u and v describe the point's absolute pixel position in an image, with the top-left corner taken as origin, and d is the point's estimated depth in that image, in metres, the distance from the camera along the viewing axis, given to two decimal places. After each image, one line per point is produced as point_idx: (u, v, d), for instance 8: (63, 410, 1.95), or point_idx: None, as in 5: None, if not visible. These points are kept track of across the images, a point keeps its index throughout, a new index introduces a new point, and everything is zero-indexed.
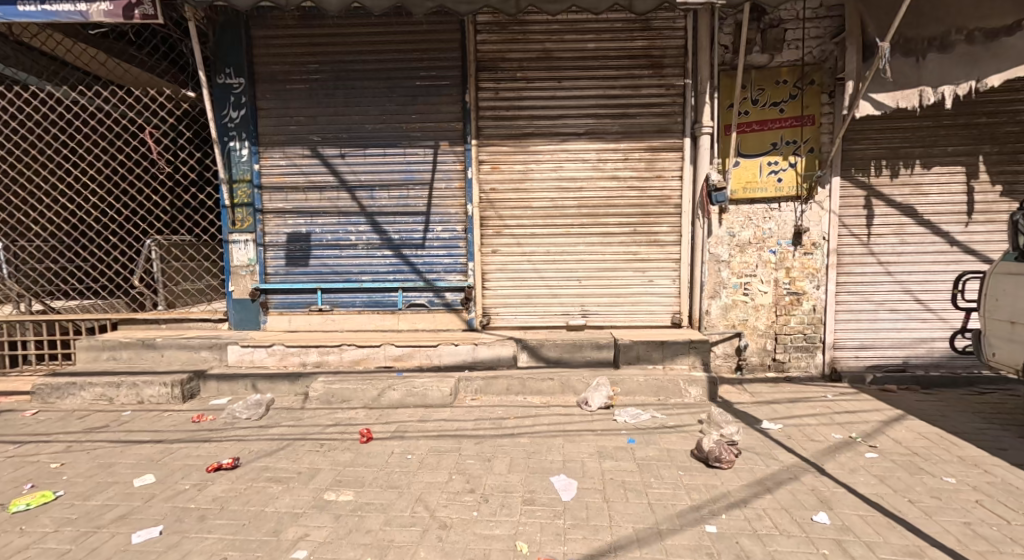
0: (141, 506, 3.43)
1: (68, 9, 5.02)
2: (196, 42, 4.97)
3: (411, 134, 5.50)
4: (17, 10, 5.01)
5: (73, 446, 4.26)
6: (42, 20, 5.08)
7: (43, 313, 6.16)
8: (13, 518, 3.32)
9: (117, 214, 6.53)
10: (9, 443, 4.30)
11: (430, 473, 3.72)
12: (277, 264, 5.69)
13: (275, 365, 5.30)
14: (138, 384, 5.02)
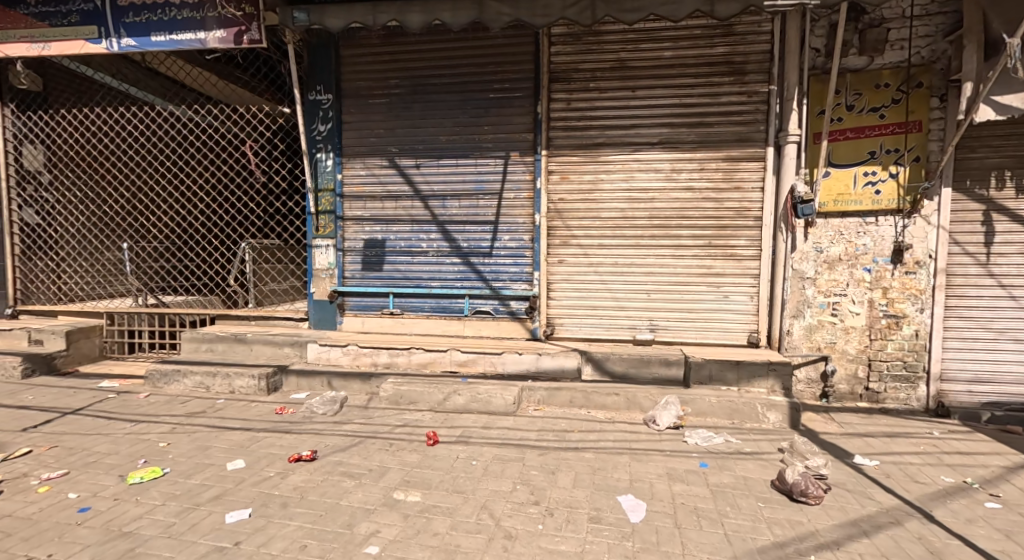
0: (233, 488, 3.63)
1: (190, 38, 5.73)
2: (293, 63, 5.42)
3: (483, 144, 5.55)
4: (152, 41, 5.81)
5: (176, 428, 4.59)
6: (170, 49, 5.84)
7: (154, 306, 6.77)
8: (129, 489, 3.61)
9: (219, 219, 7.10)
10: (124, 422, 4.70)
11: (495, 481, 3.69)
12: (353, 268, 5.90)
13: (349, 364, 5.46)
14: (230, 374, 5.34)
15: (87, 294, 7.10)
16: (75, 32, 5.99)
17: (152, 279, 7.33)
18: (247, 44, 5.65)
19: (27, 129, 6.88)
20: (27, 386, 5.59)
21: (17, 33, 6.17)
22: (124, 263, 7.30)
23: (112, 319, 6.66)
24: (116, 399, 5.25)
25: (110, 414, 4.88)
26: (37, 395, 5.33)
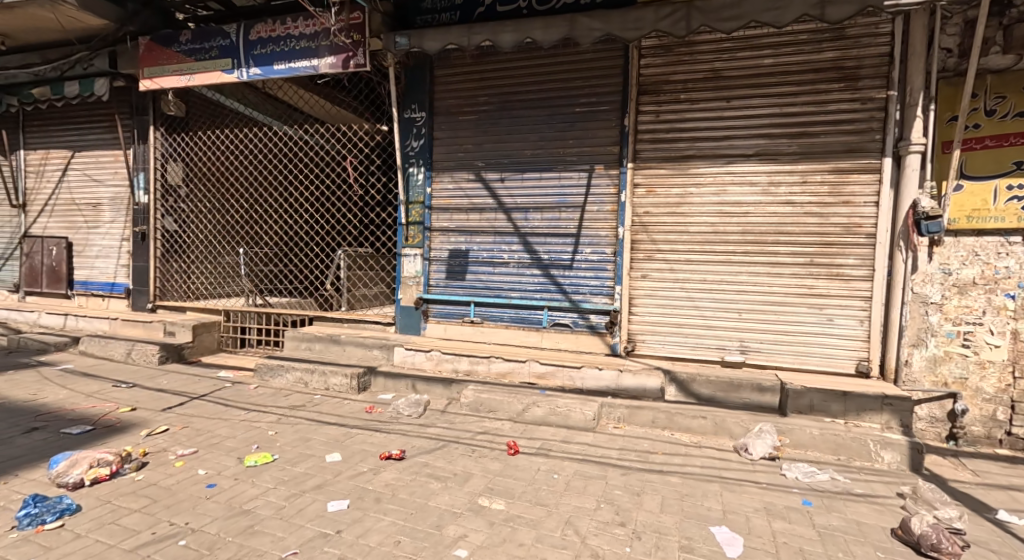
0: (331, 479, 3.81)
1: (304, 64, 6.20)
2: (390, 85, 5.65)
3: (566, 158, 5.51)
4: (274, 69, 6.34)
5: (282, 418, 4.92)
6: (288, 75, 6.35)
7: (262, 306, 7.32)
8: (245, 471, 3.92)
9: (321, 228, 7.54)
10: (239, 410, 5.10)
11: (578, 497, 3.59)
12: (438, 276, 6.03)
13: (431, 369, 5.58)
14: (325, 372, 5.62)
15: (209, 293, 7.95)
16: (214, 64, 6.65)
17: (262, 282, 7.94)
18: (354, 69, 5.97)
19: (172, 149, 7.60)
20: (161, 372, 6.25)
21: (168, 66, 6.92)
22: (240, 267, 7.98)
23: (227, 315, 7.27)
24: (231, 389, 5.72)
25: (227, 401, 5.33)
26: (171, 380, 5.95)
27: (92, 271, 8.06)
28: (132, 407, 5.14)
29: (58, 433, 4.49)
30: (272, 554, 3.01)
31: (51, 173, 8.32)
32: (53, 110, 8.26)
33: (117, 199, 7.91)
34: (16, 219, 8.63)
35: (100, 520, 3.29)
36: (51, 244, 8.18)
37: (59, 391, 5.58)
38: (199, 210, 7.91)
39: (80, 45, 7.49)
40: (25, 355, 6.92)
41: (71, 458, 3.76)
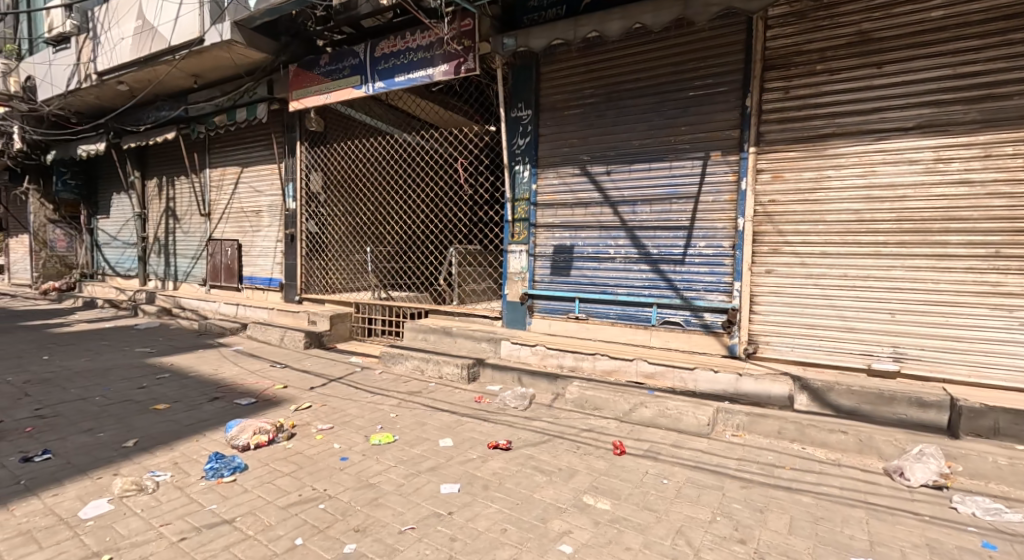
0: (445, 463, 3.94)
1: (420, 74, 6.53)
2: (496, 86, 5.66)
3: (678, 146, 5.15)
4: (395, 82, 6.76)
5: (402, 402, 5.17)
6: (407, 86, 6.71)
7: (385, 299, 7.82)
8: (371, 448, 4.22)
9: (437, 228, 7.84)
10: (367, 392, 5.46)
11: (690, 506, 3.34)
12: (543, 272, 5.93)
13: (536, 364, 5.49)
14: (438, 361, 5.78)
15: (344, 287, 8.55)
16: (346, 82, 7.29)
17: (388, 277, 8.35)
18: (465, 73, 6.10)
19: (314, 160, 8.39)
20: (306, 356, 6.95)
21: (311, 89, 7.71)
22: (366, 264, 8.48)
23: (357, 307, 7.84)
24: (360, 373, 6.16)
25: (357, 384, 5.74)
26: (314, 363, 6.61)
27: (256, 267, 9.21)
28: (286, 385, 5.77)
29: (230, 403, 5.19)
30: (392, 526, 3.21)
31: (227, 187, 9.60)
32: (228, 133, 9.51)
33: (274, 206, 8.88)
34: (203, 225, 10.13)
35: (260, 479, 3.76)
36: (228, 245, 9.54)
37: (232, 367, 6.49)
38: (336, 213, 8.59)
39: (249, 77, 8.60)
40: (210, 337, 8.20)
41: (240, 426, 4.33)
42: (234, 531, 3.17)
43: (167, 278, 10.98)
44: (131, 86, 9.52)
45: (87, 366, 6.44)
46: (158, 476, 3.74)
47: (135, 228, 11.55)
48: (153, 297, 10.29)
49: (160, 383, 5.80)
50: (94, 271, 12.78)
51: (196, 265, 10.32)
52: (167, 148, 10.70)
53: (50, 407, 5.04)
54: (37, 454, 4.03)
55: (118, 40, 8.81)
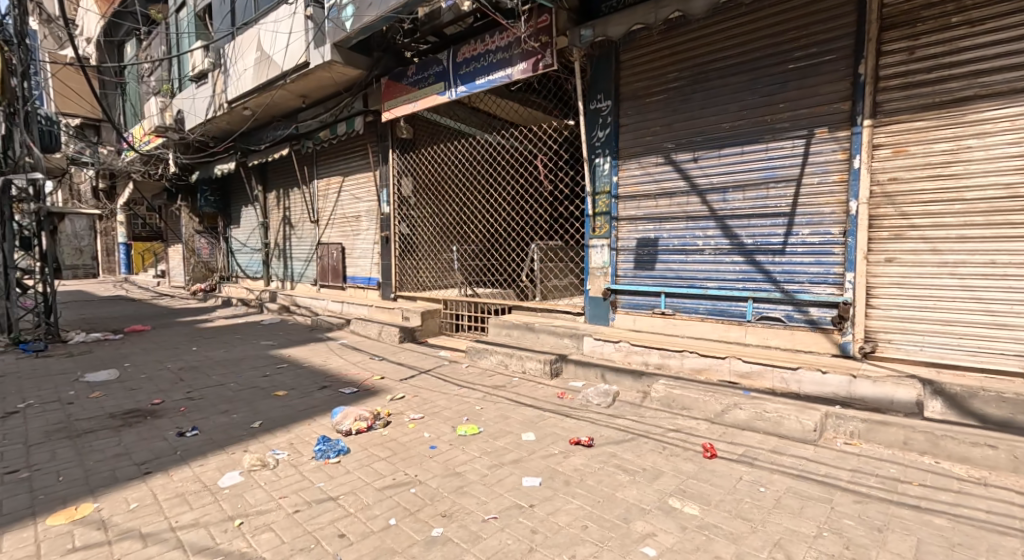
0: (527, 456, 3.88)
1: (499, 75, 6.52)
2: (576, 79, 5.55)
3: (776, 126, 4.73)
4: (475, 85, 6.85)
5: (487, 395, 5.18)
6: (488, 88, 6.73)
7: (471, 295, 7.90)
8: (457, 439, 4.24)
9: (517, 226, 7.74)
10: (454, 385, 5.52)
11: (791, 517, 3.04)
12: (626, 266, 5.68)
13: (620, 361, 5.28)
14: (522, 356, 5.74)
15: (433, 285, 8.74)
16: (431, 89, 7.49)
17: (472, 274, 8.46)
18: (542, 70, 5.99)
19: (404, 166, 8.65)
20: (400, 350, 7.21)
21: (401, 99, 8.01)
22: (453, 262, 8.58)
23: (445, 303, 8.03)
24: (448, 366, 6.27)
25: (446, 377, 5.84)
26: (408, 356, 6.83)
27: (357, 268, 9.71)
28: (383, 376, 5.99)
29: (335, 392, 5.45)
30: (475, 514, 3.21)
31: (331, 196, 10.19)
32: (330, 146, 10.07)
33: (371, 211, 9.27)
34: (312, 231, 10.85)
35: (360, 462, 3.90)
36: (332, 248, 10.15)
37: (338, 358, 6.89)
38: (426, 215, 8.79)
39: (346, 94, 9.06)
40: (320, 332, 8.77)
41: (343, 413, 4.55)
42: (337, 507, 3.32)
43: (285, 279, 11.87)
44: (255, 112, 10.47)
45: (222, 356, 7.12)
46: (278, 454, 4.00)
47: (259, 236, 12.62)
48: (275, 296, 11.18)
49: (280, 371, 6.27)
50: (230, 274, 14.12)
51: (308, 267, 11.06)
52: (282, 163, 11.56)
53: (198, 390, 5.59)
54: (188, 430, 4.49)
55: (243, 70, 9.79)
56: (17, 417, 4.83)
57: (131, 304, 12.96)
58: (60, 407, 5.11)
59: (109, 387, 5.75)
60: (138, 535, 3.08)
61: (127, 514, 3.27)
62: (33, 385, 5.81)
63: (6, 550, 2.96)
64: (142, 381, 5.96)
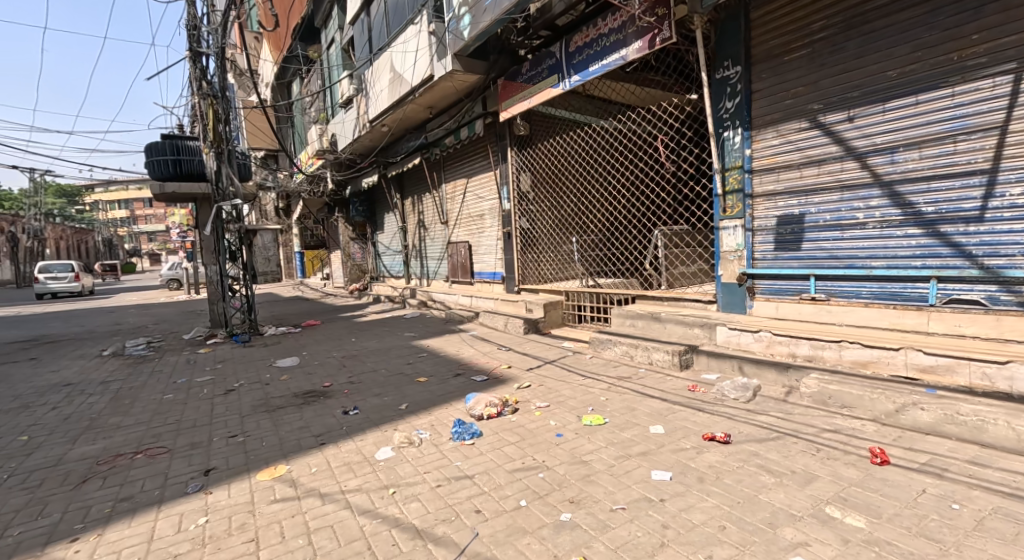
0: (655, 449, 3.65)
1: (615, 58, 6.24)
2: (701, 47, 5.18)
3: (962, 65, 3.95)
4: (589, 72, 6.65)
5: (613, 386, 4.99)
6: (603, 74, 6.49)
7: (593, 286, 7.71)
8: (583, 428, 4.11)
9: (638, 212, 7.38)
10: (579, 375, 5.41)
11: (997, 544, 2.51)
12: (765, 249, 5.13)
13: (762, 352, 4.78)
14: (649, 347, 5.45)
15: (555, 278, 8.68)
16: (545, 83, 7.40)
17: (593, 266, 8.21)
18: (658, 45, 5.62)
19: (523, 162, 8.69)
20: (526, 341, 7.26)
21: (515, 98, 8.03)
22: (573, 255, 8.42)
23: (568, 295, 7.93)
24: (572, 356, 6.17)
25: (572, 366, 5.75)
26: (533, 347, 6.84)
27: (483, 264, 9.96)
28: (510, 365, 6.05)
29: (468, 379, 5.60)
30: (604, 503, 3.07)
31: (457, 197, 10.57)
32: (455, 150, 10.40)
33: (493, 209, 9.44)
34: (443, 231, 11.35)
35: (492, 445, 3.93)
36: (460, 246, 10.53)
37: (470, 348, 7.12)
38: (545, 208, 8.71)
39: (468, 98, 9.33)
40: (453, 324, 9.20)
41: (475, 399, 4.65)
42: (473, 485, 3.37)
43: (422, 278, 12.55)
44: (391, 127, 11.27)
45: (374, 346, 7.70)
46: (421, 434, 4.17)
47: (399, 239, 13.55)
48: (414, 293, 11.89)
49: (420, 359, 6.63)
50: (379, 275, 15.42)
51: (440, 264, 11.58)
52: (415, 171, 12.22)
53: (356, 374, 6.10)
54: (350, 409, 4.86)
55: (380, 91, 10.56)
56: (234, 393, 5.63)
57: (292, 304, 14.40)
58: (262, 386, 5.85)
59: (293, 371, 6.49)
60: (317, 494, 3.40)
61: (310, 476, 3.63)
62: (241, 368, 6.75)
63: (229, 495, 3.45)
64: (316, 366, 6.65)
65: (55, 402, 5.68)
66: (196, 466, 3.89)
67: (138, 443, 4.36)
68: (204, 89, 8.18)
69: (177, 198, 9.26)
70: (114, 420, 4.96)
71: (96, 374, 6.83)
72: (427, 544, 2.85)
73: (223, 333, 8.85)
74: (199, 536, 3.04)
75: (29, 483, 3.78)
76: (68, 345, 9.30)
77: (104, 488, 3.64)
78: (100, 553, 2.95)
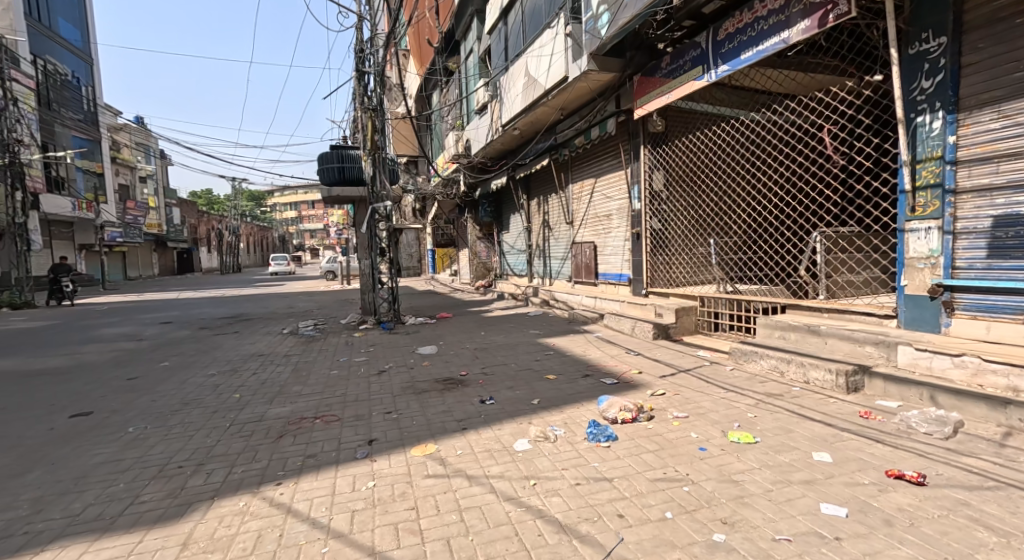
0: (822, 479, 3.18)
1: (773, 41, 5.63)
2: (891, 19, 4.42)
3: None
4: (741, 60, 6.08)
5: (761, 403, 4.48)
6: (756, 61, 5.91)
7: (733, 291, 7.05)
8: (730, 445, 3.72)
9: (793, 212, 6.60)
10: (719, 387, 4.95)
11: None
12: (973, 256, 4.27)
13: (963, 382, 4.00)
14: (806, 364, 4.83)
15: (688, 280, 8.09)
16: (689, 75, 6.90)
17: (734, 270, 7.49)
18: (832, 22, 4.96)
19: (657, 159, 8.12)
20: (656, 347, 6.89)
21: (652, 93, 7.56)
22: (710, 257, 7.73)
23: (702, 300, 7.36)
24: (710, 367, 5.69)
25: (709, 378, 5.29)
26: (665, 353, 6.45)
27: (608, 265, 9.64)
28: (641, 370, 5.73)
29: (598, 381, 5.39)
30: (764, 530, 2.75)
31: (585, 197, 10.34)
32: (585, 151, 10.18)
33: (622, 209, 9.07)
34: (568, 232, 11.20)
35: (629, 450, 3.70)
36: (585, 246, 10.30)
37: (597, 350, 6.89)
38: (680, 208, 8.09)
39: (601, 96, 9.06)
40: (577, 324, 9.04)
41: (609, 401, 4.44)
42: (613, 488, 3.19)
43: (545, 277, 12.52)
44: (523, 130, 11.39)
45: (502, 341, 7.78)
46: (556, 431, 4.06)
47: (524, 238, 13.67)
48: (537, 291, 11.87)
49: (548, 357, 6.56)
50: (502, 273, 15.70)
51: (564, 264, 11.45)
52: (543, 172, 12.22)
53: (489, 366, 6.19)
54: (487, 398, 4.90)
55: (514, 96, 10.68)
56: (385, 374, 6.00)
57: (422, 304, 13.14)
58: (407, 369, 6.18)
59: (433, 358, 6.77)
60: (465, 475, 3.43)
61: (457, 457, 3.68)
62: (390, 352, 7.20)
63: (390, 465, 3.61)
64: (452, 355, 6.88)
65: (254, 368, 6.51)
66: (362, 435, 4.15)
67: (317, 410, 4.79)
68: (365, 104, 8.96)
69: (340, 202, 10.15)
70: (297, 388, 5.52)
71: (281, 348, 7.75)
72: (572, 540, 2.75)
73: (373, 320, 9.52)
74: (371, 496, 3.21)
75: (242, 432, 4.31)
76: (256, 322, 10.64)
77: (296, 444, 4.02)
78: (296, 498, 3.23)
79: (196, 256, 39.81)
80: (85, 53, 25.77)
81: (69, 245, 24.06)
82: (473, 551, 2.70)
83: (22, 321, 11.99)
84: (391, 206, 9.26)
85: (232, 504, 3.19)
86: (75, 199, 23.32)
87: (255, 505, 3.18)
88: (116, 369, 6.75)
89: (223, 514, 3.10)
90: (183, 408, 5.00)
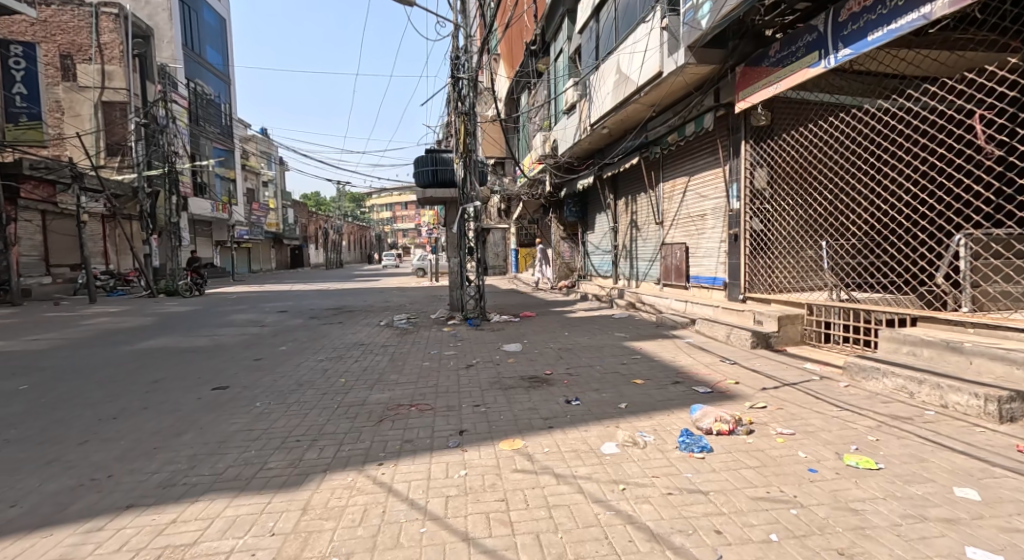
0: (967, 519, 2.72)
1: (911, 17, 4.98)
2: None
3: None
4: (868, 41, 5.45)
5: (883, 426, 3.96)
6: (886, 41, 5.27)
7: (848, 300, 6.33)
8: (846, 468, 3.30)
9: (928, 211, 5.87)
10: (831, 405, 4.45)
11: None
12: None
13: None
14: (943, 385, 4.22)
15: (793, 285, 7.34)
16: (801, 61, 6.32)
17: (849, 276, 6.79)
18: None
19: (761, 155, 7.49)
20: (755, 356, 6.36)
21: (757, 84, 6.99)
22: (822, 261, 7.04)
23: (810, 308, 6.67)
24: (819, 381, 5.14)
25: (818, 393, 4.78)
26: (765, 363, 5.95)
27: (702, 267, 9.09)
28: (738, 380, 5.29)
29: (689, 389, 5.04)
30: None
31: (677, 196, 9.85)
32: (679, 148, 9.69)
33: (718, 208, 8.52)
34: (657, 232, 10.74)
35: (727, 464, 3.39)
36: (677, 247, 9.82)
37: (688, 356, 6.50)
38: (787, 207, 7.42)
39: (698, 90, 8.57)
40: (664, 328, 8.59)
41: (703, 411, 4.12)
42: (709, 502, 2.91)
43: (632, 278, 12.10)
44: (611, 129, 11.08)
45: (588, 342, 7.57)
46: (645, 437, 3.81)
47: (610, 238, 13.31)
48: (622, 293, 11.47)
49: (636, 361, 6.27)
50: (587, 274, 15.42)
51: (653, 266, 10.99)
52: (632, 172, 11.82)
53: (575, 367, 6.02)
54: (574, 399, 4.74)
55: (604, 95, 10.40)
56: (473, 368, 6.01)
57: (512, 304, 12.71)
58: (493, 365, 6.16)
59: (519, 355, 6.71)
60: (553, 473, 3.29)
61: (545, 454, 3.56)
62: (477, 347, 7.23)
63: (481, 456, 3.55)
64: (538, 353, 6.79)
65: (356, 356, 6.79)
66: (453, 425, 4.14)
67: (412, 398, 4.86)
68: (458, 109, 9.13)
69: (432, 202, 10.38)
70: (394, 376, 5.66)
71: (378, 338, 8.05)
72: (665, 550, 2.53)
73: (460, 316, 9.64)
74: (463, 484, 3.16)
75: (347, 413, 4.46)
76: (357, 314, 11.18)
77: (394, 429, 4.08)
78: (396, 478, 3.25)
79: (306, 252, 42.95)
80: (225, 72, 28.59)
81: (207, 241, 26.67)
82: (563, 549, 2.56)
83: (173, 306, 13.38)
84: (480, 206, 9.29)
85: (341, 479, 3.27)
86: (214, 202, 25.81)
87: (360, 481, 3.23)
88: (246, 350, 7.32)
89: (334, 486, 3.18)
90: (298, 388, 5.27)
